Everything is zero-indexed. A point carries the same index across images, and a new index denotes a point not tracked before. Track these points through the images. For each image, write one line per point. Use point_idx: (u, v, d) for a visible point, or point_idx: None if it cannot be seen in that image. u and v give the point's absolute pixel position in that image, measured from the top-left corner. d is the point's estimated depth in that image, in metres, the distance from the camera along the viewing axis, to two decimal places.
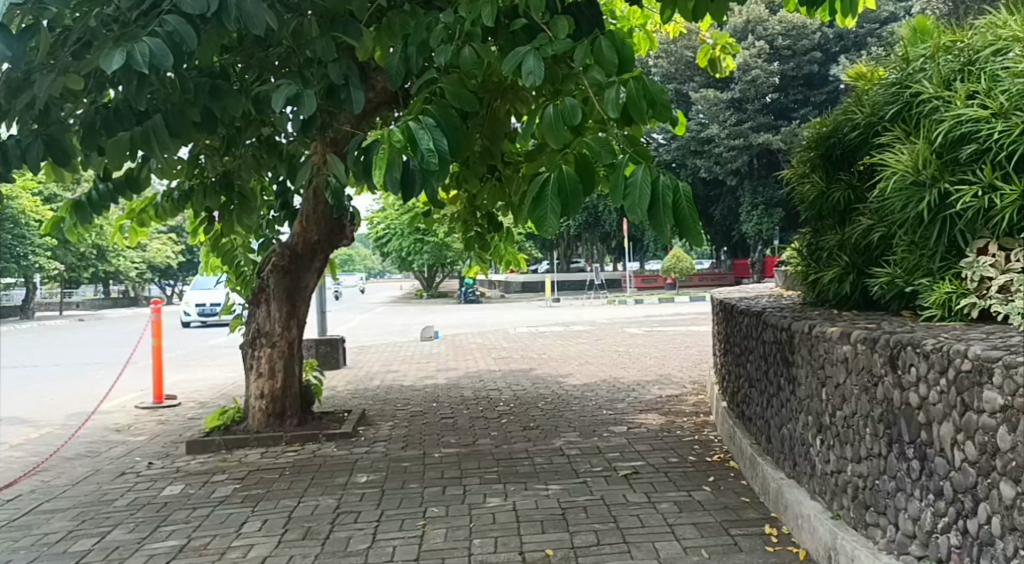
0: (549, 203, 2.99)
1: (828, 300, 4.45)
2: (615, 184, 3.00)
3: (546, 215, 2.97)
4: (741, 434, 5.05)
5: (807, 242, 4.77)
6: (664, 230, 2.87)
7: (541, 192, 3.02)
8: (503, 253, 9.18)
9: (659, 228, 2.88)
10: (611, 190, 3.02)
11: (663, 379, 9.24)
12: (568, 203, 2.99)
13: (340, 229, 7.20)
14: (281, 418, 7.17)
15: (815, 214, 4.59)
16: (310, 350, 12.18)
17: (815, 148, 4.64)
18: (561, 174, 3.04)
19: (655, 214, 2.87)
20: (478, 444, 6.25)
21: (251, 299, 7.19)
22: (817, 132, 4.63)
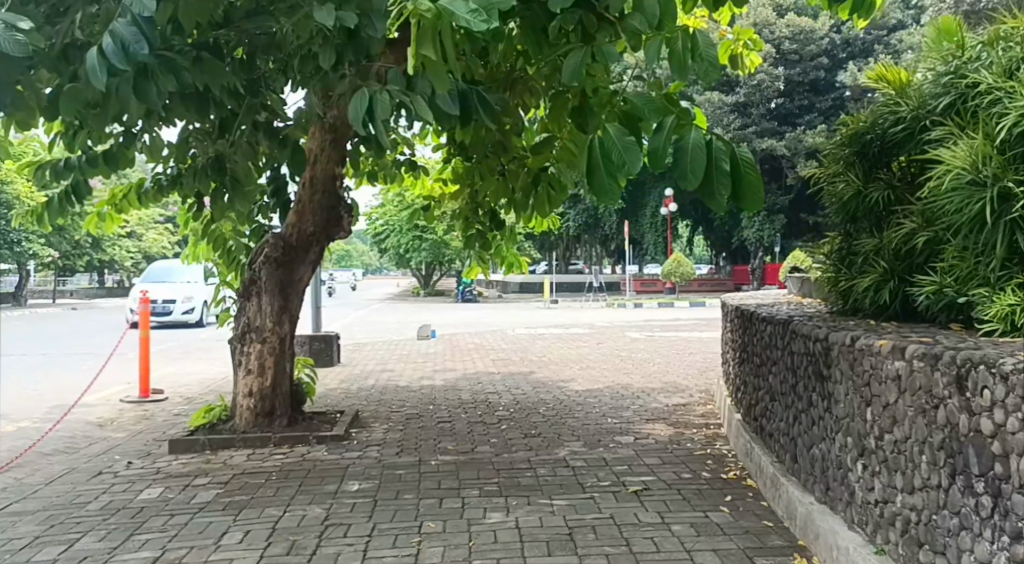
0: (602, 175, 2.84)
1: (861, 310, 4.12)
2: (656, 145, 2.95)
3: (608, 189, 2.80)
4: (759, 449, 4.72)
5: (838, 247, 4.43)
6: (719, 201, 2.85)
7: (596, 163, 2.86)
8: (505, 254, 8.84)
9: (714, 201, 2.85)
10: (651, 159, 2.96)
11: (669, 387, 8.93)
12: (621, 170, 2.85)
13: (337, 221, 6.88)
14: (270, 418, 6.82)
15: (847, 216, 4.25)
16: (304, 347, 11.85)
17: (848, 145, 4.29)
18: (611, 142, 2.88)
19: (710, 185, 2.84)
20: (477, 452, 5.92)
21: (242, 292, 6.85)
22: (851, 128, 4.28)
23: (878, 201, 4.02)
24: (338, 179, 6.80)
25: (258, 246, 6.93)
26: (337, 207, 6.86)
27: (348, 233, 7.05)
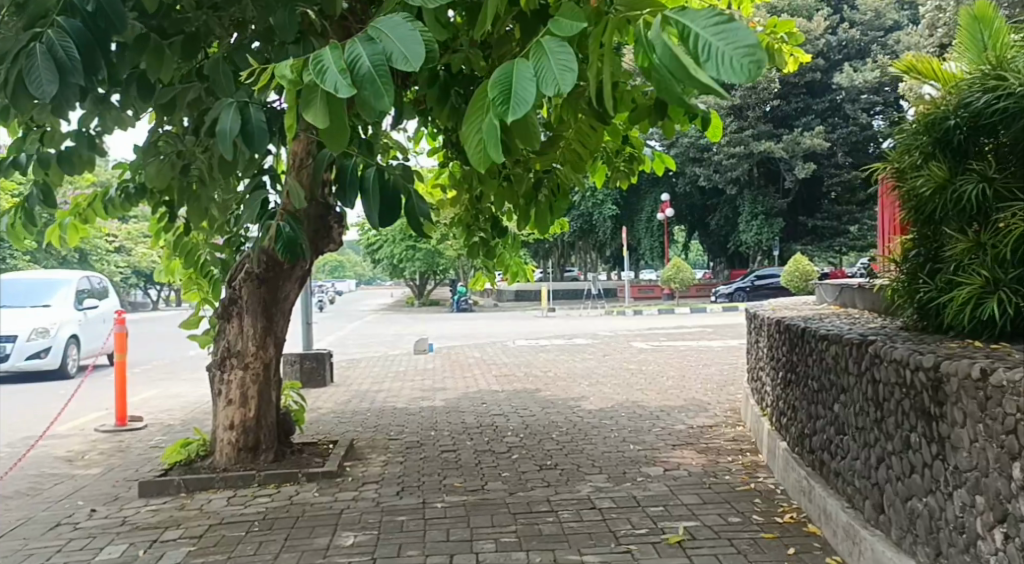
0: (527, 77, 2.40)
1: (954, 329, 3.45)
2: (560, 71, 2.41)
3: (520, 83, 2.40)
4: (820, 490, 4.05)
5: (916, 253, 3.78)
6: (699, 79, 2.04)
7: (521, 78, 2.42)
8: (509, 262, 8.11)
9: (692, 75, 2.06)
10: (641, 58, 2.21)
11: (690, 405, 8.27)
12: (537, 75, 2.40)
13: (326, 232, 6.24)
14: (254, 453, 6.13)
15: (931, 217, 3.61)
16: (294, 366, 11.16)
17: (927, 131, 3.66)
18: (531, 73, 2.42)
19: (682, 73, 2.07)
20: (488, 492, 5.20)
21: (221, 314, 6.16)
22: (928, 114, 3.67)
23: (971, 197, 3.37)
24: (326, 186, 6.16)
25: (238, 263, 6.25)
26: (326, 217, 6.22)
27: (337, 245, 6.38)
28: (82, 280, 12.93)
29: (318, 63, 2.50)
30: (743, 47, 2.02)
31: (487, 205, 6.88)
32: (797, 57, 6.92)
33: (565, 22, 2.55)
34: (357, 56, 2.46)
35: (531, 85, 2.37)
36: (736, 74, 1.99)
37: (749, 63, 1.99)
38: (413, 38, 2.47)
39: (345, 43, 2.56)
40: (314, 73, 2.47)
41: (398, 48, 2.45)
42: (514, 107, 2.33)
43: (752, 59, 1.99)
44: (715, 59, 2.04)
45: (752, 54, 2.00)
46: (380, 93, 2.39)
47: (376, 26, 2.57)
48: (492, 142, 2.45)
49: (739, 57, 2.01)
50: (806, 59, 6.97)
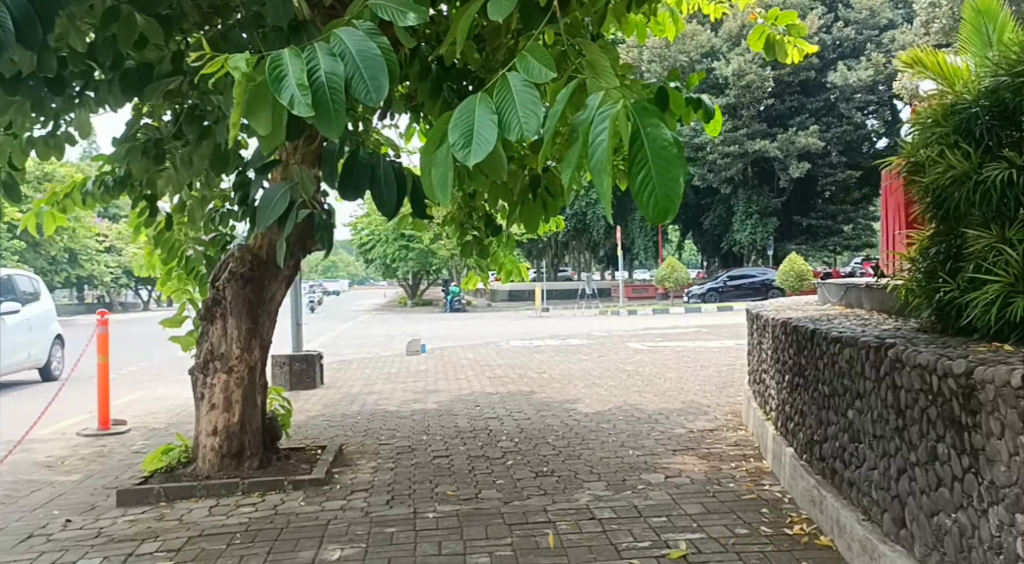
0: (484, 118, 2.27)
1: (987, 331, 3.21)
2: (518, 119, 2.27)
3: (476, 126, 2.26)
4: (832, 500, 3.84)
5: (945, 252, 3.56)
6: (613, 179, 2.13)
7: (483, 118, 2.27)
8: (503, 261, 7.91)
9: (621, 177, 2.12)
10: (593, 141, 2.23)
11: (689, 409, 8.07)
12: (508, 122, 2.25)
13: (314, 229, 6.01)
14: (238, 459, 5.89)
15: (957, 212, 3.41)
16: (284, 367, 10.93)
17: (945, 119, 3.52)
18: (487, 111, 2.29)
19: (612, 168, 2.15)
20: (482, 500, 4.99)
21: (204, 315, 5.91)
22: (947, 102, 3.55)
23: (994, 187, 3.17)
24: None
25: (222, 262, 6.01)
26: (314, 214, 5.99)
27: (324, 243, 6.15)
28: (8, 280, 11.03)
29: (275, 71, 2.32)
30: (664, 157, 2.09)
31: (480, 204, 6.67)
32: (798, 51, 6.75)
33: (533, 63, 2.45)
34: (317, 67, 2.33)
35: (492, 128, 2.22)
36: (651, 189, 2.05)
37: (666, 178, 2.05)
38: (375, 62, 2.36)
39: (305, 50, 2.40)
40: (271, 80, 2.29)
41: (362, 72, 2.34)
42: (468, 151, 2.19)
43: (669, 174, 2.07)
44: (644, 164, 2.10)
45: (668, 172, 2.07)
46: (332, 120, 2.27)
47: (341, 39, 2.44)
48: (444, 176, 2.27)
49: (659, 166, 2.08)
50: (807, 51, 6.80)
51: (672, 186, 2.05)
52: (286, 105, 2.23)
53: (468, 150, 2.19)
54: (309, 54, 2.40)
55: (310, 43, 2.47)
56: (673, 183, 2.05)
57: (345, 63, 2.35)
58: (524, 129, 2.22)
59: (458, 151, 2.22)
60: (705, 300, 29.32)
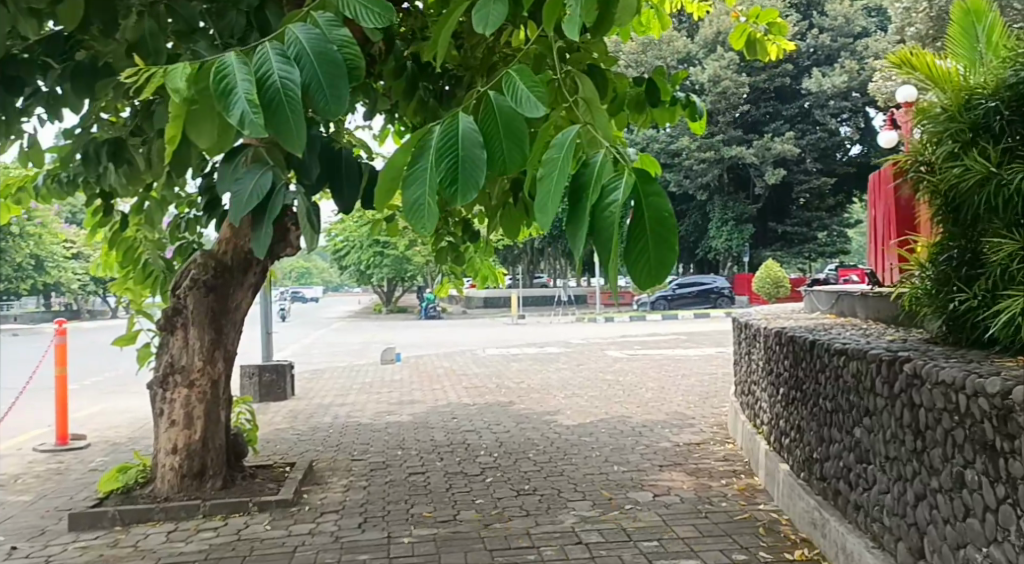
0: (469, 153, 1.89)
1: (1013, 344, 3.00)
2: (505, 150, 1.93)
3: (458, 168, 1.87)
4: (837, 524, 3.58)
5: (964, 257, 3.40)
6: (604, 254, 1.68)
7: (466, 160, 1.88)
8: (479, 267, 7.60)
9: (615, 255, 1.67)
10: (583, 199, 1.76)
11: (674, 421, 7.82)
12: (495, 153, 1.93)
13: (282, 234, 5.68)
14: (200, 479, 5.53)
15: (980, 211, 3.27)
16: (252, 378, 10.53)
17: (959, 115, 3.45)
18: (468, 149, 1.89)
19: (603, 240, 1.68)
20: (461, 522, 4.69)
21: (162, 326, 5.56)
22: (959, 98, 3.48)
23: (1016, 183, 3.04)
24: None
25: (183, 270, 5.66)
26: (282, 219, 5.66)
27: (293, 249, 5.82)
28: None
29: (222, 83, 2.03)
30: (660, 222, 1.64)
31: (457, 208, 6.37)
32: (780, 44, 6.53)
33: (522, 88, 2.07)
34: (269, 72, 2.03)
35: (479, 163, 1.88)
36: (644, 261, 1.64)
37: (658, 249, 1.63)
38: (337, 69, 2.09)
39: (254, 58, 2.10)
40: (217, 95, 2.00)
41: (321, 81, 2.06)
42: (457, 190, 1.84)
43: (664, 245, 1.63)
44: (639, 226, 1.64)
45: (664, 242, 1.63)
46: (289, 133, 1.98)
47: (296, 39, 2.16)
48: (422, 204, 1.90)
49: (652, 233, 1.63)
50: (790, 46, 6.60)
51: (658, 260, 1.63)
52: (234, 123, 1.93)
53: (457, 187, 1.84)
54: (259, 58, 2.10)
55: (259, 46, 2.18)
56: (663, 253, 1.63)
57: (303, 70, 2.08)
58: (507, 161, 1.93)
59: (444, 188, 1.86)
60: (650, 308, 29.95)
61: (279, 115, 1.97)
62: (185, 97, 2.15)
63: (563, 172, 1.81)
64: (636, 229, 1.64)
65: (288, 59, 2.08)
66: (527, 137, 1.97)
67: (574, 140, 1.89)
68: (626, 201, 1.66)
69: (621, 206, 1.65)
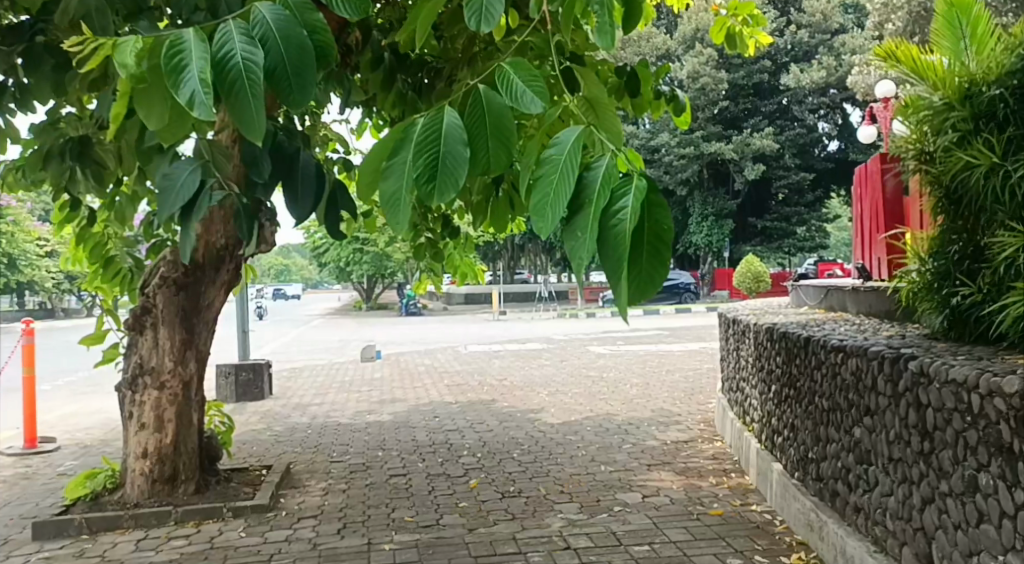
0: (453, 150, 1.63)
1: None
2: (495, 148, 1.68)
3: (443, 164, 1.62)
4: (835, 526, 3.46)
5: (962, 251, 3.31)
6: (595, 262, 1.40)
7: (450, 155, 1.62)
8: (458, 263, 7.40)
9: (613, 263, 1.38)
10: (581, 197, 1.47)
11: (659, 419, 7.69)
12: (479, 149, 1.68)
13: (256, 229, 5.47)
14: (172, 484, 5.32)
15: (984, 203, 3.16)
16: (229, 378, 10.28)
17: (958, 104, 3.31)
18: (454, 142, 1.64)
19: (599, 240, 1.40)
20: (444, 529, 4.51)
21: (131, 325, 5.34)
22: (958, 86, 3.33)
23: None
24: None
25: (152, 268, 5.43)
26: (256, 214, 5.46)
27: (267, 245, 5.61)
28: None
29: (175, 58, 1.83)
30: (660, 234, 1.38)
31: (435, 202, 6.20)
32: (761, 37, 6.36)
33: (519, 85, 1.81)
34: (230, 50, 1.81)
35: (462, 160, 1.62)
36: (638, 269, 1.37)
37: (653, 267, 1.37)
38: (306, 54, 1.88)
39: (214, 31, 1.88)
40: (170, 72, 1.81)
41: (287, 68, 1.85)
42: (433, 189, 1.60)
43: (659, 264, 1.37)
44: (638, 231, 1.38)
45: (660, 260, 1.37)
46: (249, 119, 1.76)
47: (263, 14, 1.93)
48: (399, 199, 1.65)
49: (649, 246, 1.38)
50: (770, 40, 6.43)
51: (652, 279, 1.36)
52: (183, 104, 1.73)
53: (435, 185, 1.59)
54: (220, 33, 1.87)
55: (223, 19, 1.95)
56: (658, 272, 1.36)
57: (269, 50, 1.86)
58: (491, 160, 1.68)
59: (420, 186, 1.62)
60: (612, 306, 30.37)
61: (237, 99, 1.76)
62: (133, 74, 1.94)
63: (568, 169, 1.51)
64: (635, 239, 1.38)
65: (255, 36, 1.87)
66: (514, 133, 1.73)
67: (579, 139, 1.57)
68: (629, 207, 1.39)
69: (622, 214, 1.39)
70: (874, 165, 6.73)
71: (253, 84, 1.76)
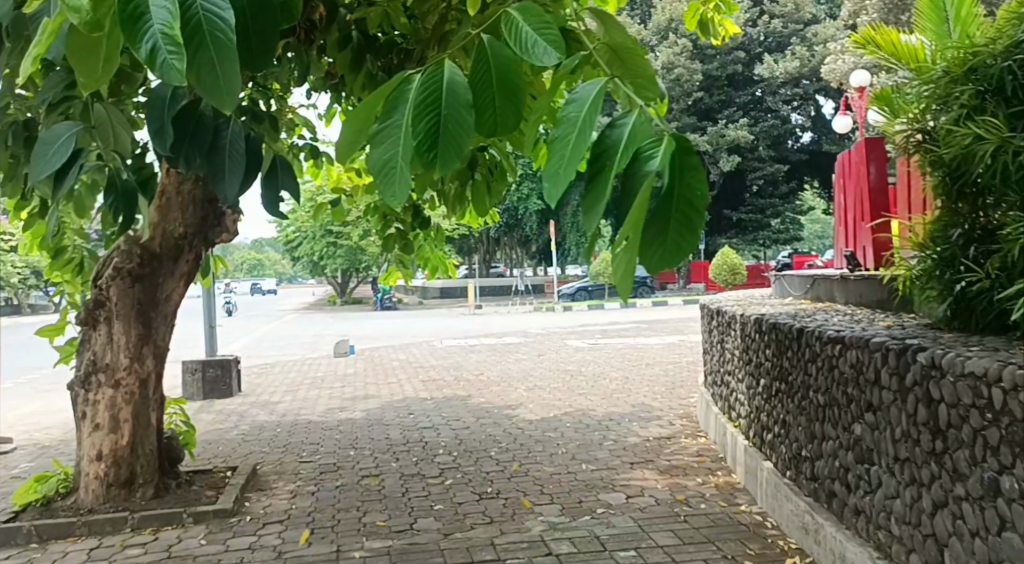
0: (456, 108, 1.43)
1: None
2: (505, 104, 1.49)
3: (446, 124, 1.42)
4: (833, 529, 3.26)
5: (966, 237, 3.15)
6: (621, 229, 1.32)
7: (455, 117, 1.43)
8: (428, 255, 7.07)
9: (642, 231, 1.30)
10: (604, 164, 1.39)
11: (639, 415, 7.49)
12: (488, 109, 1.46)
13: (217, 218, 5.22)
14: (128, 489, 5.01)
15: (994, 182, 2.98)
16: (195, 375, 9.93)
17: (963, 78, 3.12)
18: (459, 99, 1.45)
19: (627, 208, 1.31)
20: (418, 533, 4.26)
21: (84, 320, 5.03)
22: (963, 60, 3.14)
23: None
24: None
25: (103, 260, 5.10)
26: (216, 202, 5.20)
27: (230, 235, 5.33)
28: None
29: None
30: (690, 199, 1.31)
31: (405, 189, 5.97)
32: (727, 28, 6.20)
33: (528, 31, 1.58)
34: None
35: (468, 123, 1.43)
36: (667, 237, 1.30)
37: (680, 235, 1.31)
38: (269, 11, 1.57)
39: None
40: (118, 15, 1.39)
41: (249, 21, 1.54)
42: (437, 154, 1.39)
43: (688, 231, 1.31)
44: (669, 200, 1.31)
45: (689, 227, 1.31)
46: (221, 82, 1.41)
47: None
48: (395, 166, 1.45)
49: (678, 212, 1.31)
50: (737, 31, 6.29)
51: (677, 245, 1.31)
52: (146, 65, 1.35)
53: (436, 152, 1.38)
54: None
55: None
56: (685, 243, 1.31)
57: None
58: (500, 120, 1.47)
59: (421, 153, 1.40)
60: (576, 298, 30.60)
61: (202, 58, 1.39)
62: (87, 19, 1.51)
63: (584, 129, 1.41)
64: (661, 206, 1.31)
65: None
66: (523, 88, 1.53)
67: (598, 93, 1.49)
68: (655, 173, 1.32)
69: (647, 180, 1.31)
70: (856, 152, 6.57)
71: (223, 44, 1.40)
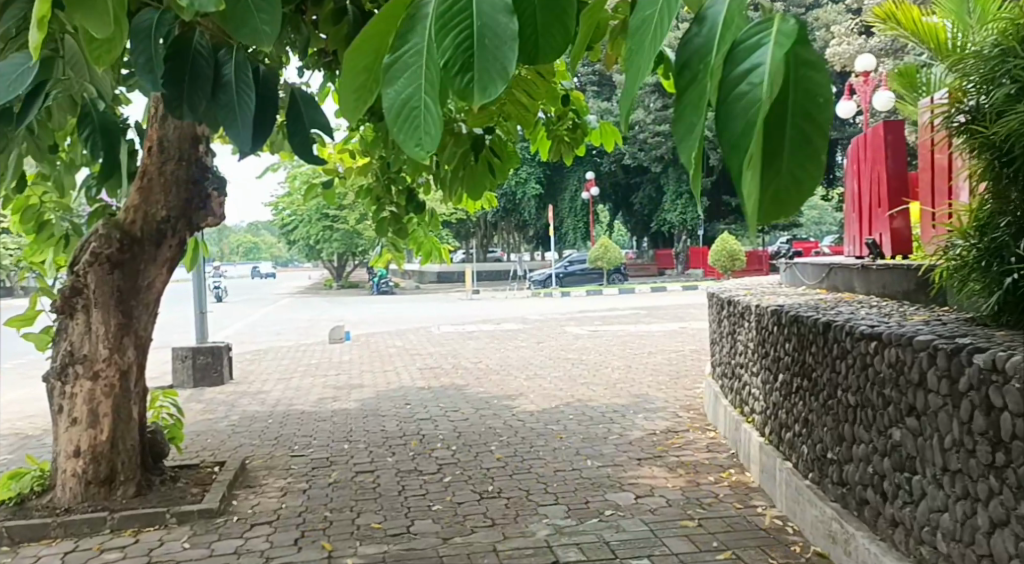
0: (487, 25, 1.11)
1: None
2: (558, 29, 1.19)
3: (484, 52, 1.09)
4: (865, 540, 3.01)
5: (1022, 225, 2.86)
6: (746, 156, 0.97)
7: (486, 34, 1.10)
8: (422, 241, 6.72)
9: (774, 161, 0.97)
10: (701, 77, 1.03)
11: (644, 407, 7.24)
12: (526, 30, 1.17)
13: (201, 201, 4.86)
14: (109, 486, 4.75)
15: None
16: (185, 362, 9.66)
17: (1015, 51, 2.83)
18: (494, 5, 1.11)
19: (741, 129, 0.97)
20: (415, 538, 4.01)
21: (60, 308, 4.72)
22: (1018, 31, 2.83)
23: None
24: (199, 143, 4.84)
25: (81, 244, 4.79)
26: (202, 183, 4.87)
27: (217, 219, 4.96)
28: None
29: None
30: (808, 107, 0.98)
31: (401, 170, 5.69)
32: None
33: None
34: None
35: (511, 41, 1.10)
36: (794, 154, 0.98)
37: (795, 166, 0.98)
38: None
39: None
40: None
41: None
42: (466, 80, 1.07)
43: (806, 159, 0.98)
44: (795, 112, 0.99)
45: (810, 152, 0.98)
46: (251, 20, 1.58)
47: None
48: (417, 106, 1.09)
49: (795, 128, 0.98)
50: None
51: (797, 166, 0.98)
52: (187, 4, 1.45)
53: (471, 76, 1.07)
54: None
55: None
56: (806, 163, 0.98)
57: None
58: (542, 43, 1.18)
59: (450, 78, 1.08)
60: (574, 283, 30.34)
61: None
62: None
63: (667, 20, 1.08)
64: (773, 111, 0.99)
65: None
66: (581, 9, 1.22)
67: None
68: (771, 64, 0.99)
69: (762, 76, 0.98)
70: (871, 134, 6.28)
71: None
